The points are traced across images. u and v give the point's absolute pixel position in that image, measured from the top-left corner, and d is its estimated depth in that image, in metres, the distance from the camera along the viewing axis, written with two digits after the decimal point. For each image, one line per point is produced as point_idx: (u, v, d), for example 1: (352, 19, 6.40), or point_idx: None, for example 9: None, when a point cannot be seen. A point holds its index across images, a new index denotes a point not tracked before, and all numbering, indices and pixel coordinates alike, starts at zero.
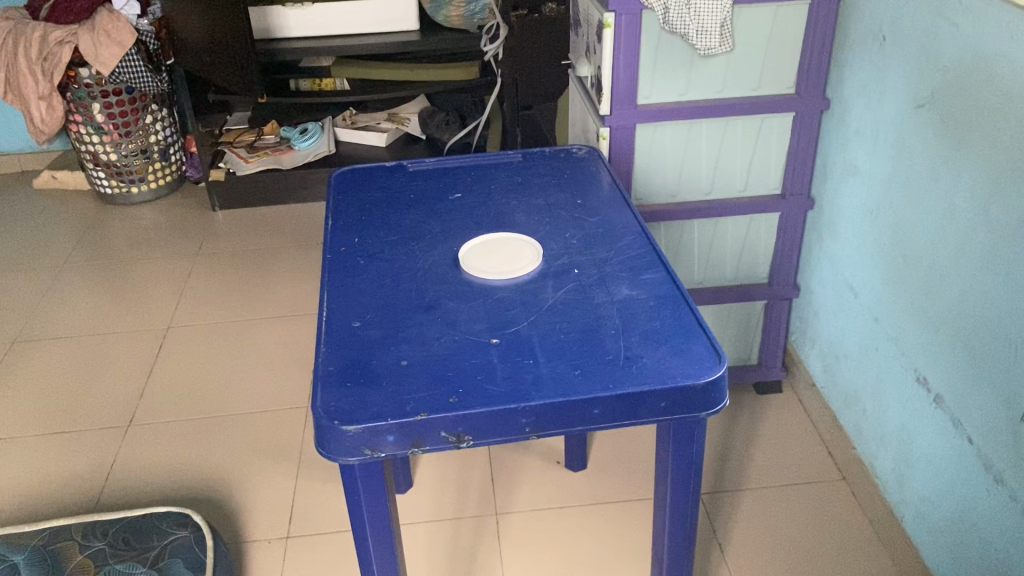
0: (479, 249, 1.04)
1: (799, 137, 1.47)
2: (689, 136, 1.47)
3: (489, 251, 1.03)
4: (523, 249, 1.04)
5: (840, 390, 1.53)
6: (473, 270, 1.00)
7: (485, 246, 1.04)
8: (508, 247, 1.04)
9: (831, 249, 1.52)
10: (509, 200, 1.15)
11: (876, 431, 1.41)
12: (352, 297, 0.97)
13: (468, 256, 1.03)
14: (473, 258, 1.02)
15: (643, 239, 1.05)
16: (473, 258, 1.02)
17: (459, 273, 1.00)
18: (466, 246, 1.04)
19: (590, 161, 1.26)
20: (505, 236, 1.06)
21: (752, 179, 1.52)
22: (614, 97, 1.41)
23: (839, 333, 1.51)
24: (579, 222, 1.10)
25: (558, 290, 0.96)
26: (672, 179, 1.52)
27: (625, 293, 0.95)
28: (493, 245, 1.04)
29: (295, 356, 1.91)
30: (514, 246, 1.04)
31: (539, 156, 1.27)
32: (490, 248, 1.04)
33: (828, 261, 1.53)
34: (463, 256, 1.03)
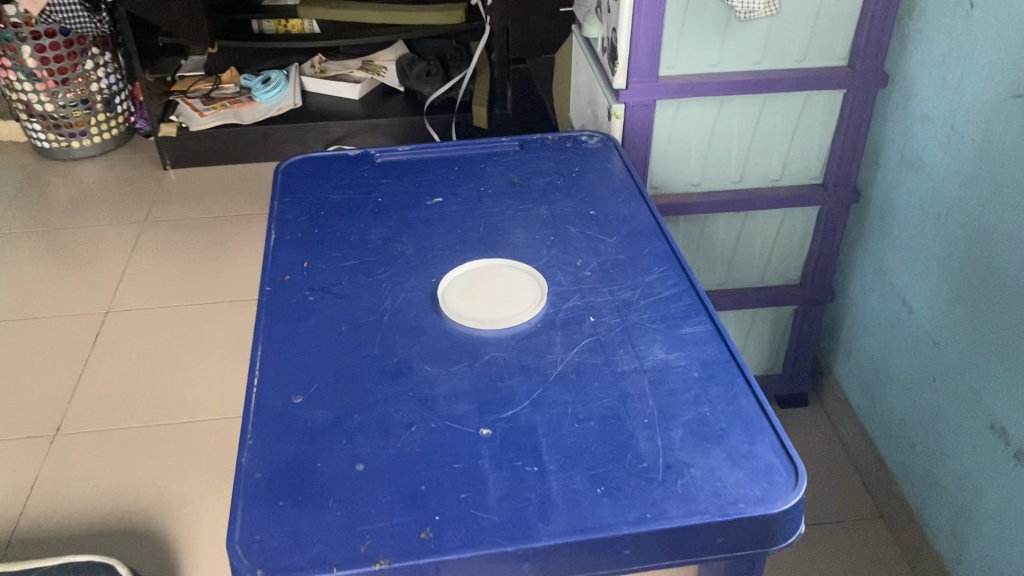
0: (465, 285, 0.80)
1: (848, 118, 1.22)
2: (718, 115, 1.22)
3: (478, 286, 0.80)
4: (522, 284, 0.80)
5: (882, 418, 1.31)
6: (458, 317, 0.76)
7: (474, 282, 0.80)
8: (507, 284, 0.80)
9: (879, 252, 1.28)
10: (501, 208, 0.91)
11: (927, 474, 1.20)
12: (294, 352, 0.73)
13: (447, 295, 0.79)
14: (454, 300, 0.78)
15: (677, 272, 0.81)
16: (456, 298, 0.78)
17: (437, 320, 0.76)
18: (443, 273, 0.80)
19: (603, 154, 1.01)
20: (500, 265, 0.82)
21: (790, 166, 1.28)
22: (631, 67, 1.14)
23: (885, 351, 1.29)
24: (591, 243, 0.86)
25: (570, 350, 0.72)
26: (695, 167, 1.27)
27: (660, 359, 0.71)
28: (484, 281, 0.80)
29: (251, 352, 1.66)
30: (512, 280, 0.80)
31: (540, 145, 1.02)
32: (481, 286, 0.79)
33: (874, 264, 1.30)
34: (444, 295, 0.79)
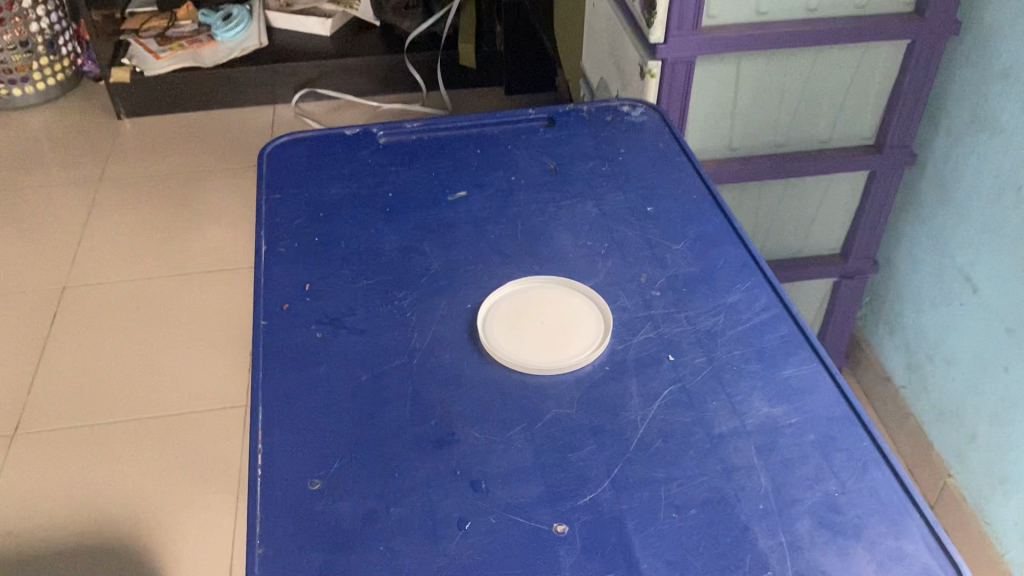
0: (511, 312, 0.65)
1: (911, 73, 1.06)
2: (764, 72, 1.06)
3: (527, 316, 0.65)
4: (580, 311, 0.65)
5: (932, 403, 1.20)
6: (503, 358, 0.61)
7: (522, 308, 0.65)
8: (562, 315, 0.65)
9: (938, 222, 1.15)
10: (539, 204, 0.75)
11: (987, 468, 1.10)
12: (304, 414, 0.58)
13: (487, 326, 0.64)
14: (495, 332, 0.63)
15: (765, 289, 0.67)
16: (499, 330, 0.64)
17: (479, 364, 0.61)
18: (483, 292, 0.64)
19: (651, 130, 0.85)
20: (550, 284, 0.67)
21: (840, 126, 1.13)
22: (671, 18, 0.97)
23: (940, 330, 1.17)
24: (653, 251, 0.71)
25: (649, 405, 0.58)
26: (733, 129, 1.11)
27: (764, 415, 0.58)
28: (534, 310, 0.65)
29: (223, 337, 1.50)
30: (567, 305, 0.66)
31: (575, 120, 0.86)
32: (531, 317, 0.65)
33: (932, 234, 1.17)
34: (482, 325, 0.64)
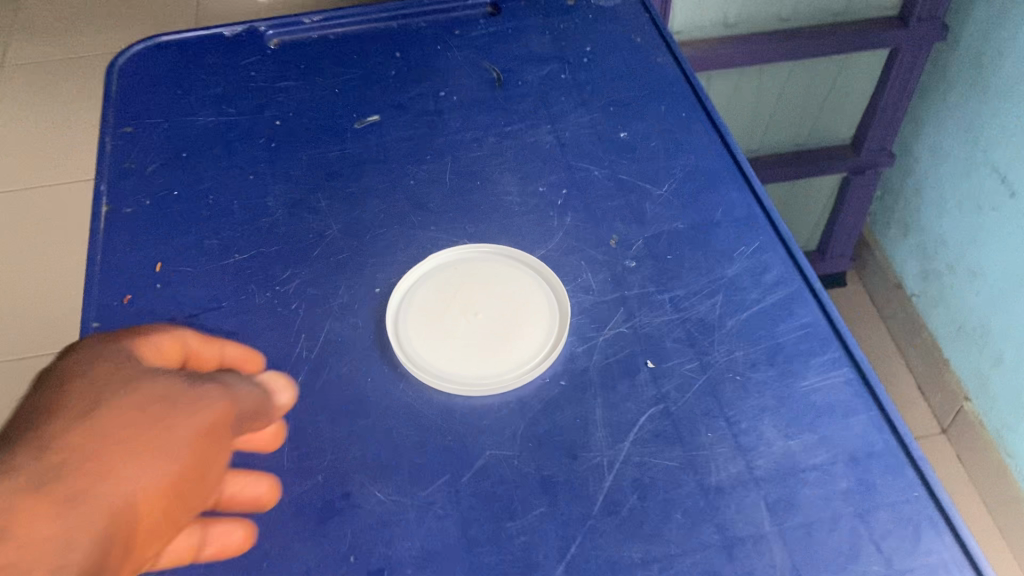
0: (430, 303, 0.48)
1: None
2: None
3: (457, 302, 0.48)
4: (527, 292, 0.48)
5: (950, 318, 1.05)
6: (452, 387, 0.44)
7: (440, 298, 0.48)
8: (495, 286, 0.48)
9: (970, 108, 0.95)
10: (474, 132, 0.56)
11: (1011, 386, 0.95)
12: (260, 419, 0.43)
13: (408, 342, 0.46)
14: (421, 347, 0.46)
15: (778, 252, 0.50)
16: (427, 342, 0.46)
17: (390, 381, 0.45)
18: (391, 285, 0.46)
19: (625, 19, 0.65)
20: (488, 252, 0.50)
21: None
22: None
23: (967, 238, 0.99)
24: (627, 198, 0.53)
25: (620, 441, 0.42)
26: (728, 2, 0.90)
27: (778, 453, 0.42)
28: (457, 294, 0.48)
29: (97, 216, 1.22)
30: (511, 283, 0.49)
31: (526, 7, 0.66)
32: (459, 308, 0.48)
33: (964, 122, 0.97)
34: (402, 343, 0.46)
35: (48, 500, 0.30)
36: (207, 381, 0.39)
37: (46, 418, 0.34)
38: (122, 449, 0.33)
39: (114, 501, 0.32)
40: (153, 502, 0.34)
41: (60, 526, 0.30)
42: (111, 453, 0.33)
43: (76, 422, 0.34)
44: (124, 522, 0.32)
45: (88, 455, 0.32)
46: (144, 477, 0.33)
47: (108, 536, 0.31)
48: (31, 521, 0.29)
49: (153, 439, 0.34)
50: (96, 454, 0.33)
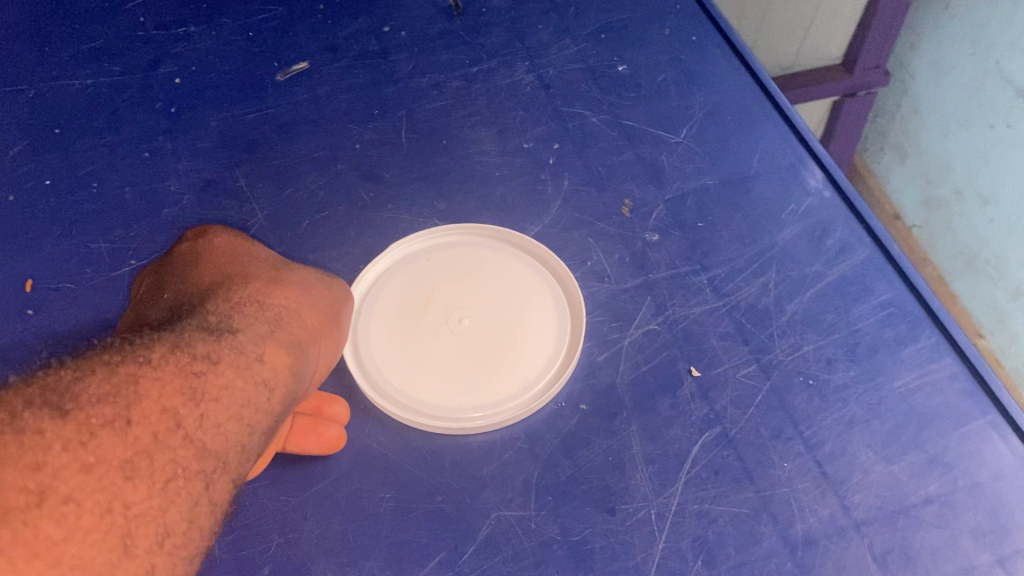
0: (402, 303, 0.36)
1: None
2: None
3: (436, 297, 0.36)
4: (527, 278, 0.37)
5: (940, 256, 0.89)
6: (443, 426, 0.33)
7: (412, 300, 0.36)
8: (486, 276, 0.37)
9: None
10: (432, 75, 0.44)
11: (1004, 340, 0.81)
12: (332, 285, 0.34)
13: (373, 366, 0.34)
14: (393, 371, 0.34)
15: (839, 209, 0.39)
16: (399, 365, 0.34)
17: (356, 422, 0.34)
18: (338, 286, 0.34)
19: None
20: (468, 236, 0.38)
21: None
22: None
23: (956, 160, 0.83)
24: (636, 152, 0.42)
25: (669, 485, 0.32)
26: None
27: (878, 483, 0.32)
28: (433, 293, 0.36)
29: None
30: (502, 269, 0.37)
31: None
32: (439, 312, 0.36)
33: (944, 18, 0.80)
34: (366, 371, 0.34)
35: (285, 333, 0.28)
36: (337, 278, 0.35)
37: (230, 272, 0.31)
38: (319, 304, 0.31)
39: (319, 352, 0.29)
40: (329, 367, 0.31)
41: (297, 359, 0.27)
42: (310, 305, 0.30)
43: (264, 278, 0.30)
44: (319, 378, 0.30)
45: (293, 303, 0.30)
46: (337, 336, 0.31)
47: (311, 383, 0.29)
48: (277, 347, 0.27)
49: (339, 302, 0.32)
50: (299, 303, 0.30)
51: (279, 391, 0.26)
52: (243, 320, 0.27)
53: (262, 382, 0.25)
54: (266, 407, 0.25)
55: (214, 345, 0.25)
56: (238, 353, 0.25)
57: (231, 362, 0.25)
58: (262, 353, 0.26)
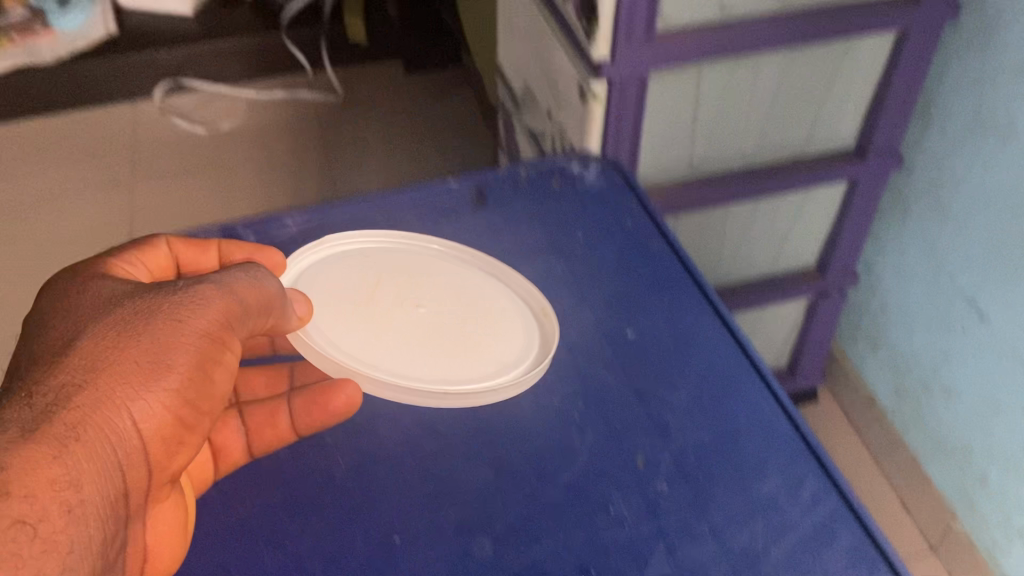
0: (344, 289, 0.60)
1: (903, 71, 0.87)
2: (730, 78, 0.85)
3: (368, 288, 0.61)
4: (421, 281, 0.62)
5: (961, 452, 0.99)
6: (491, 396, 0.54)
7: (350, 296, 0.60)
8: (420, 265, 0.63)
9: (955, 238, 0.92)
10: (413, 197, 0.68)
11: None
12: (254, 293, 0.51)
13: (370, 359, 0.56)
14: (349, 340, 0.57)
15: (807, 466, 0.51)
16: (348, 337, 0.57)
17: (322, 488, 0.52)
18: (304, 293, 0.59)
19: (613, 201, 0.67)
20: (379, 248, 0.64)
21: (818, 132, 0.93)
22: (616, 28, 0.76)
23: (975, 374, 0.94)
24: (647, 411, 0.54)
25: None
26: (695, 145, 0.90)
27: None
28: (368, 287, 0.61)
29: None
30: (406, 278, 0.62)
31: (513, 195, 0.68)
32: (374, 305, 0.59)
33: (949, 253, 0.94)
34: (329, 344, 0.56)
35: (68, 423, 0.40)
36: (178, 306, 0.47)
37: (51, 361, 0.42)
38: (117, 371, 0.43)
39: (126, 421, 0.42)
40: (155, 414, 0.44)
41: (77, 446, 0.39)
42: (127, 374, 0.43)
43: (71, 363, 0.42)
44: (136, 428, 0.43)
45: (88, 386, 0.42)
46: (156, 392, 0.44)
47: (116, 443, 0.42)
48: (54, 442, 0.39)
49: (141, 358, 0.44)
50: (115, 373, 0.43)
51: (78, 480, 0.39)
52: (55, 413, 0.40)
53: (53, 485, 0.38)
54: (64, 506, 0.38)
55: (33, 464, 0.37)
56: (46, 464, 0.38)
57: (54, 467, 0.38)
58: (71, 450, 0.39)
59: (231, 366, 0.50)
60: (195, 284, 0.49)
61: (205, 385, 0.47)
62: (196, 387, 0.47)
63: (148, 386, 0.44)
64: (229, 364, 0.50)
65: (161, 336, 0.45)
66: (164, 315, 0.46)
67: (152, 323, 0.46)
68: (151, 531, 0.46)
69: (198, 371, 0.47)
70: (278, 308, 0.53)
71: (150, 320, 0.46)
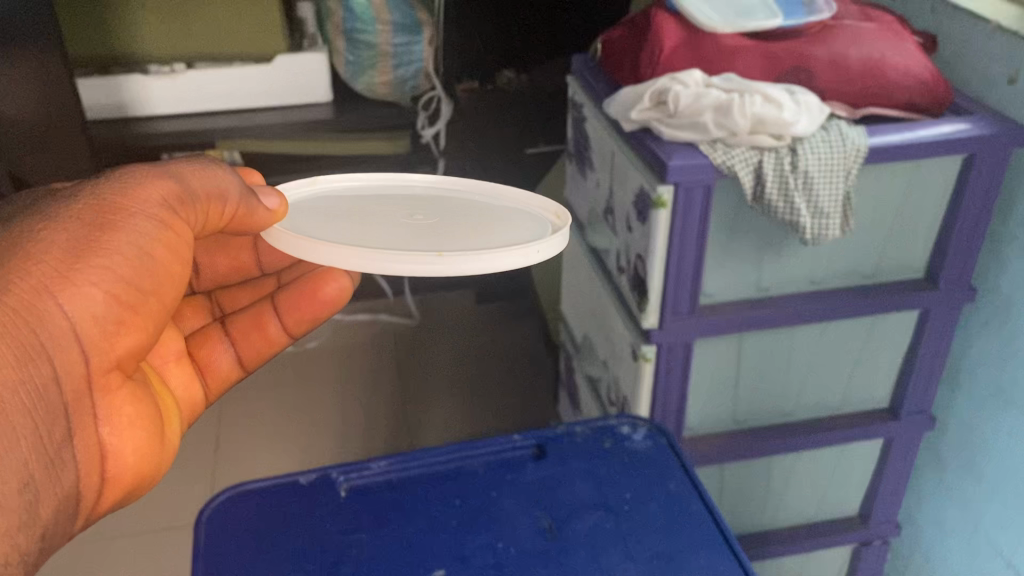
0: (348, 215, 0.71)
1: (927, 343, 0.96)
2: (768, 345, 0.95)
3: (365, 216, 0.71)
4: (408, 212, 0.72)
5: None
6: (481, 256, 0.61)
7: (350, 218, 0.70)
8: (425, 208, 0.74)
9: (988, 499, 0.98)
10: (427, 181, 0.80)
11: None
12: (203, 186, 0.60)
13: (368, 241, 0.65)
14: (346, 234, 0.66)
15: None
16: (348, 233, 0.67)
17: None
18: (300, 214, 0.70)
19: (658, 464, 0.79)
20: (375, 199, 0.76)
21: (852, 393, 1.01)
22: (664, 303, 0.88)
23: None
24: None
25: None
26: (737, 400, 0.99)
27: None
28: (364, 215, 0.71)
29: (163, 527, 1.24)
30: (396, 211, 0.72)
31: (567, 451, 0.81)
32: (370, 220, 0.70)
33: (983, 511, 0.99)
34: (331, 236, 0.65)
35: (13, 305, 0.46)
36: (113, 204, 0.54)
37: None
38: (54, 253, 0.49)
39: (61, 311, 0.48)
40: (82, 299, 0.50)
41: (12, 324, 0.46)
42: (54, 266, 0.49)
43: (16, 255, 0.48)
44: (67, 312, 0.49)
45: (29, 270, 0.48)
46: (87, 281, 0.50)
47: (42, 324, 0.47)
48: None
49: (71, 242, 0.51)
50: (43, 265, 0.49)
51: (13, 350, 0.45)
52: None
53: None
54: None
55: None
56: None
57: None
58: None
59: (174, 248, 0.57)
60: (136, 172, 0.57)
61: (141, 269, 0.53)
62: (131, 271, 0.53)
63: (73, 267, 0.50)
64: (175, 244, 0.57)
65: (92, 226, 0.52)
66: (97, 205, 0.53)
67: (86, 213, 0.53)
68: (109, 422, 0.53)
69: (133, 258, 0.53)
70: (236, 198, 0.61)
71: (85, 212, 0.53)
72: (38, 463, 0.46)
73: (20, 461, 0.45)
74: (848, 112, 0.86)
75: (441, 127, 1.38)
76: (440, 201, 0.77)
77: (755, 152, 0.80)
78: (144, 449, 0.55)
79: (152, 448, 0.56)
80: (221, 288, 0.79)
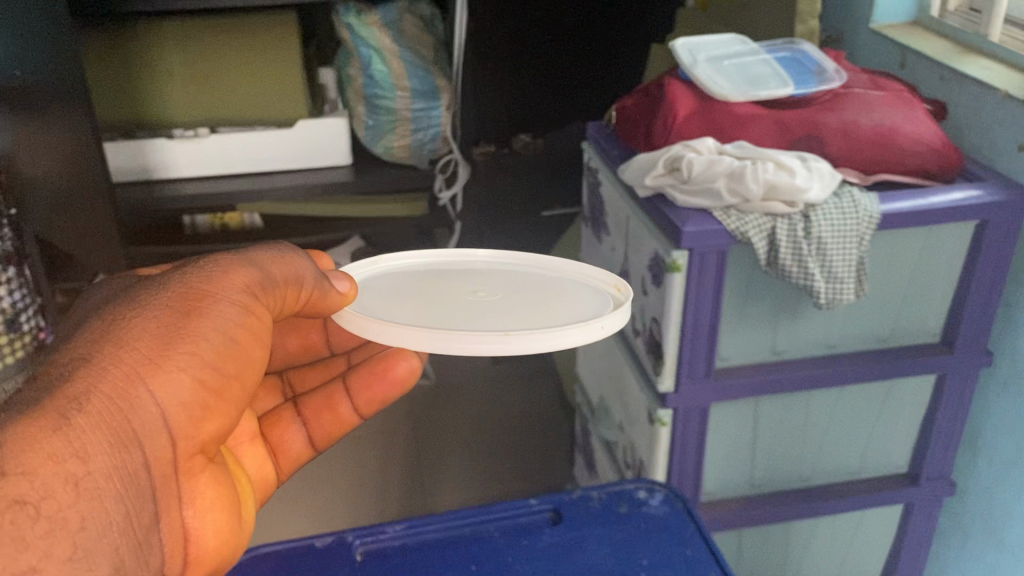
0: (420, 297, 0.70)
1: (945, 408, 0.96)
2: (784, 409, 0.95)
3: (437, 296, 0.70)
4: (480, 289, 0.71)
5: None
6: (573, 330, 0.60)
7: (422, 299, 0.69)
8: (493, 284, 0.74)
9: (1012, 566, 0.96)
10: (490, 257, 0.80)
11: None
12: (281, 271, 0.58)
13: (426, 320, 0.65)
14: (424, 317, 0.65)
15: None
16: (426, 315, 0.66)
17: None
18: (376, 301, 0.69)
19: (676, 531, 0.78)
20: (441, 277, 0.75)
21: (870, 457, 1.00)
22: (679, 367, 0.89)
23: None
24: None
25: None
26: (755, 464, 0.98)
27: None
28: (435, 295, 0.70)
29: None
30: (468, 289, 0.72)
31: (583, 516, 0.80)
32: (444, 300, 0.69)
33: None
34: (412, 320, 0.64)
35: (110, 395, 0.45)
36: (201, 292, 0.52)
37: (87, 344, 0.47)
38: (144, 342, 0.48)
39: (153, 397, 0.47)
40: (176, 384, 0.48)
41: (109, 414, 0.44)
42: (146, 354, 0.47)
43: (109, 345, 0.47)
44: (160, 399, 0.47)
45: (120, 360, 0.47)
46: (177, 367, 0.48)
47: (139, 413, 0.46)
48: (90, 412, 0.43)
49: (162, 329, 0.49)
50: (134, 352, 0.47)
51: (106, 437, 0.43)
52: (64, 385, 0.44)
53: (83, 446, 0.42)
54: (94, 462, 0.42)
55: (32, 440, 0.40)
56: (46, 436, 0.41)
57: (54, 442, 0.41)
58: (74, 423, 0.42)
59: (259, 335, 0.55)
60: (218, 261, 0.55)
61: (228, 355, 0.52)
62: (219, 357, 0.51)
63: (164, 354, 0.48)
64: (261, 328, 0.55)
65: (182, 314, 0.50)
66: (184, 294, 0.52)
67: (175, 302, 0.51)
68: (192, 504, 0.51)
69: (222, 345, 0.51)
70: (312, 283, 0.60)
71: (174, 300, 0.51)
72: (129, 552, 0.43)
73: (115, 548, 0.42)
74: (860, 178, 0.86)
75: (456, 190, 1.41)
76: (502, 275, 0.76)
77: (768, 218, 0.81)
78: (224, 534, 0.53)
79: (229, 532, 0.53)
80: (292, 367, 0.77)
